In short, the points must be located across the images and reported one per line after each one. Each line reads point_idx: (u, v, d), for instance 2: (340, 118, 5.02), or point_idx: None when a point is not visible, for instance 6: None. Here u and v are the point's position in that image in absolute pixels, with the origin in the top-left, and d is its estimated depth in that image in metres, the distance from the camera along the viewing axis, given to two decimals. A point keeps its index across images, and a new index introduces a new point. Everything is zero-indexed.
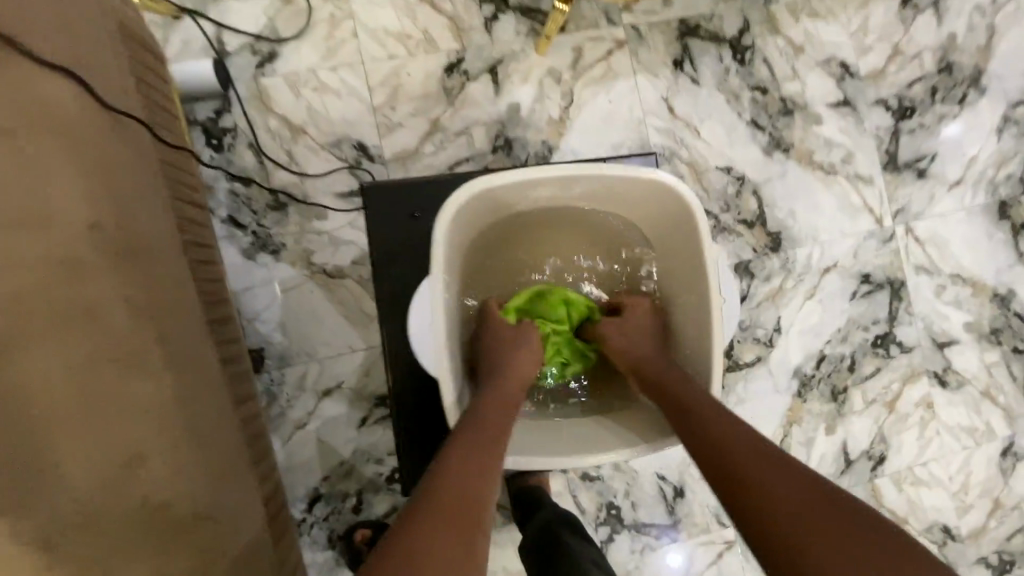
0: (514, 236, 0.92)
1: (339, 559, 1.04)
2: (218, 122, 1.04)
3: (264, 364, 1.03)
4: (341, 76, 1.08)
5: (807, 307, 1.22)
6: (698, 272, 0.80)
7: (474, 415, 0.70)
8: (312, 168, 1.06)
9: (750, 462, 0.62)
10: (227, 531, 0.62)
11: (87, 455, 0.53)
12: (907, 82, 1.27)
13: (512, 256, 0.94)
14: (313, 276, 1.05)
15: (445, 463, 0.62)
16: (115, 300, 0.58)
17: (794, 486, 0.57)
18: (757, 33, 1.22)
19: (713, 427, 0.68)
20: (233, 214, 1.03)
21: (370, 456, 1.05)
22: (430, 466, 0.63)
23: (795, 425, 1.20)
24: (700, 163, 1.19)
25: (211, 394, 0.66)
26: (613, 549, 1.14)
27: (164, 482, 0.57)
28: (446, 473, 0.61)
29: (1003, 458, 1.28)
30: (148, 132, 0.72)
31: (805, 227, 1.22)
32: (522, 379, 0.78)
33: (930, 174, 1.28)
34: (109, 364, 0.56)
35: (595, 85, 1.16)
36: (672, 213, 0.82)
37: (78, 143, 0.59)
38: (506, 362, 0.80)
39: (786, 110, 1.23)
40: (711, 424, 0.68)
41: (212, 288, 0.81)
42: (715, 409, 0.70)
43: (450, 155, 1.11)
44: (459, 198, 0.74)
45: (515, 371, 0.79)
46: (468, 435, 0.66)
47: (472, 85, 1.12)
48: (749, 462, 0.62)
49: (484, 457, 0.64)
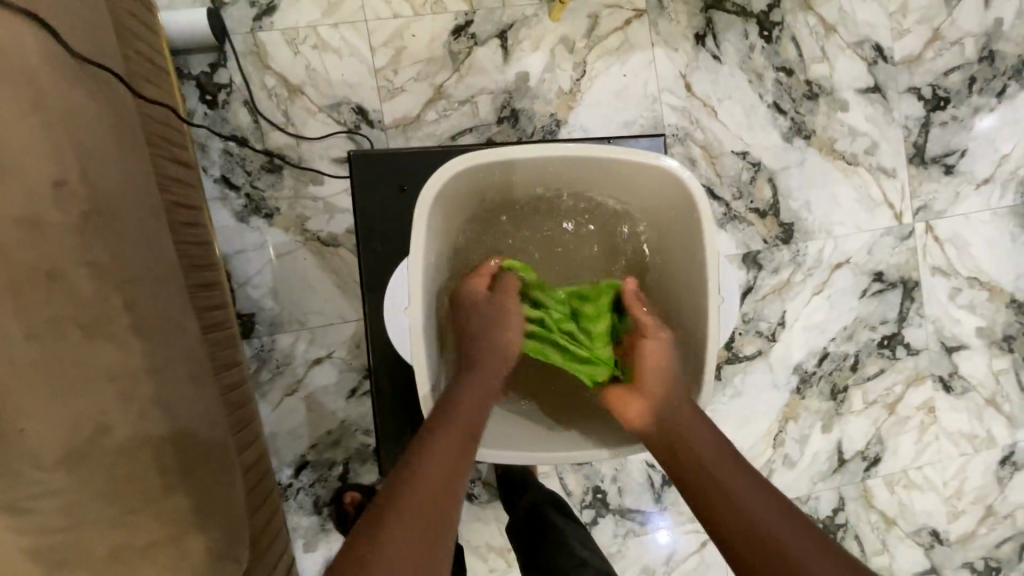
0: (511, 224, 0.86)
1: (324, 525, 1.04)
2: (213, 77, 1.00)
3: (255, 329, 1.02)
4: (343, 34, 1.03)
5: (814, 302, 1.18)
6: (698, 266, 0.76)
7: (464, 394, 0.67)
8: (309, 131, 1.03)
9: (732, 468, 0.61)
10: (194, 493, 0.63)
11: (51, 417, 0.56)
12: (944, 70, 1.20)
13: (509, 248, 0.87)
14: (306, 243, 1.03)
15: (417, 464, 0.57)
16: (78, 263, 0.57)
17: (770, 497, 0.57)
18: (788, 8, 1.14)
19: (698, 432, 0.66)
20: (226, 174, 1.00)
21: (358, 427, 1.05)
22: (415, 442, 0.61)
23: (791, 420, 1.18)
24: (715, 146, 1.14)
25: (184, 360, 0.66)
26: (597, 531, 1.14)
27: (126, 448, 0.59)
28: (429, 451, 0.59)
29: (1001, 467, 1.26)
30: (126, 86, 0.69)
31: (819, 219, 1.17)
32: (492, 362, 0.73)
33: (958, 171, 1.21)
34: (71, 330, 0.57)
35: (610, 57, 1.10)
36: (674, 202, 0.77)
37: (46, 96, 0.57)
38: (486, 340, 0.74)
39: (811, 94, 1.16)
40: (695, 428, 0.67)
41: (196, 252, 0.80)
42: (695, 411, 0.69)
43: (452, 124, 1.06)
44: (446, 172, 0.72)
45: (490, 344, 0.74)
46: (439, 430, 0.62)
47: (479, 50, 1.06)
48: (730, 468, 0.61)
49: (455, 455, 0.60)
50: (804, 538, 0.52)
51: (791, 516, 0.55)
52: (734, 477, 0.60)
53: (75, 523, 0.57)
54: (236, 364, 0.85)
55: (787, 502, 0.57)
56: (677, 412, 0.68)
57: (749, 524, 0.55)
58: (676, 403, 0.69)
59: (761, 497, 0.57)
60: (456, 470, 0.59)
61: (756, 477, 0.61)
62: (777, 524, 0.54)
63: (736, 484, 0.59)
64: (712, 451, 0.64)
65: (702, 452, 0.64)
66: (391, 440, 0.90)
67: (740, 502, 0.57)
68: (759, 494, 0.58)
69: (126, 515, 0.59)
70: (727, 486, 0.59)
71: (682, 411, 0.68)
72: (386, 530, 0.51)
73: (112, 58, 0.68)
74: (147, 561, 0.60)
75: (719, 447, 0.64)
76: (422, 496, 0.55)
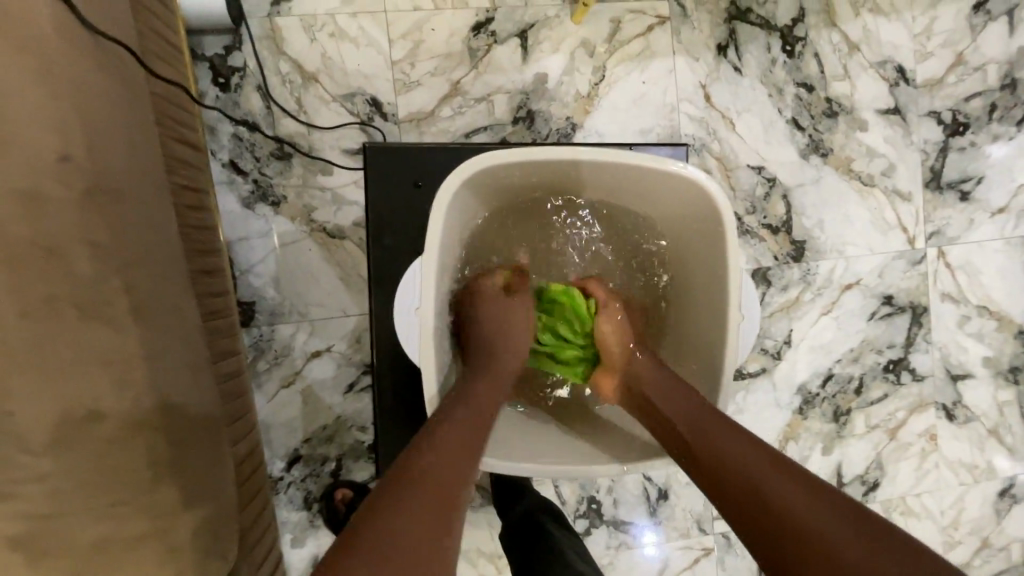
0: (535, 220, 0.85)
1: (313, 520, 1.03)
2: (227, 60, 0.98)
3: (254, 318, 1.00)
4: (361, 24, 1.01)
5: (822, 322, 1.16)
6: (717, 277, 0.75)
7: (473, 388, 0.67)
8: (322, 120, 1.01)
9: (753, 462, 0.59)
10: (184, 485, 0.61)
11: (42, 399, 0.54)
12: (966, 96, 1.18)
13: (532, 244, 0.86)
14: (312, 233, 1.01)
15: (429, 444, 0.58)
16: (78, 243, 0.55)
17: (792, 489, 0.55)
18: (813, 24, 1.13)
19: (710, 429, 0.64)
20: (235, 159, 0.98)
21: (353, 423, 1.03)
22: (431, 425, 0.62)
23: (791, 441, 1.17)
24: (731, 158, 1.12)
25: (183, 347, 0.64)
26: (590, 542, 1.13)
27: (119, 437, 0.57)
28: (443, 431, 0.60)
29: (1000, 499, 1.25)
30: (139, 63, 0.67)
31: (831, 239, 1.16)
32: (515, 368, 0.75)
33: (973, 199, 1.20)
34: (68, 312, 0.55)
35: (630, 62, 1.08)
36: (699, 214, 0.76)
37: (54, 70, 0.56)
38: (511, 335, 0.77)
39: (830, 111, 1.15)
40: (710, 425, 0.64)
41: (200, 236, 0.78)
42: (712, 413, 0.66)
43: (467, 122, 1.05)
44: (467, 167, 0.70)
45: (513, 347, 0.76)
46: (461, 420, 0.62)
47: (499, 48, 1.05)
48: (752, 462, 0.59)
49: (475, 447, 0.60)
50: (841, 522, 0.51)
51: (825, 502, 0.53)
52: (756, 469, 0.58)
53: (62, 511, 0.56)
54: (234, 353, 0.83)
55: (811, 485, 0.55)
56: (702, 416, 0.65)
57: (782, 521, 0.53)
58: (689, 405, 0.67)
59: (793, 490, 0.55)
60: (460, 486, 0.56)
61: (780, 462, 0.58)
62: (810, 514, 0.52)
63: (764, 479, 0.57)
64: (731, 446, 0.61)
65: (720, 447, 0.61)
66: (388, 440, 0.89)
67: (767, 496, 0.55)
68: (793, 488, 0.55)
69: (114, 507, 0.57)
70: (753, 483, 0.57)
71: (706, 416, 0.65)
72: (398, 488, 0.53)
73: (127, 31, 0.66)
74: (132, 555, 0.59)
75: (736, 439, 0.62)
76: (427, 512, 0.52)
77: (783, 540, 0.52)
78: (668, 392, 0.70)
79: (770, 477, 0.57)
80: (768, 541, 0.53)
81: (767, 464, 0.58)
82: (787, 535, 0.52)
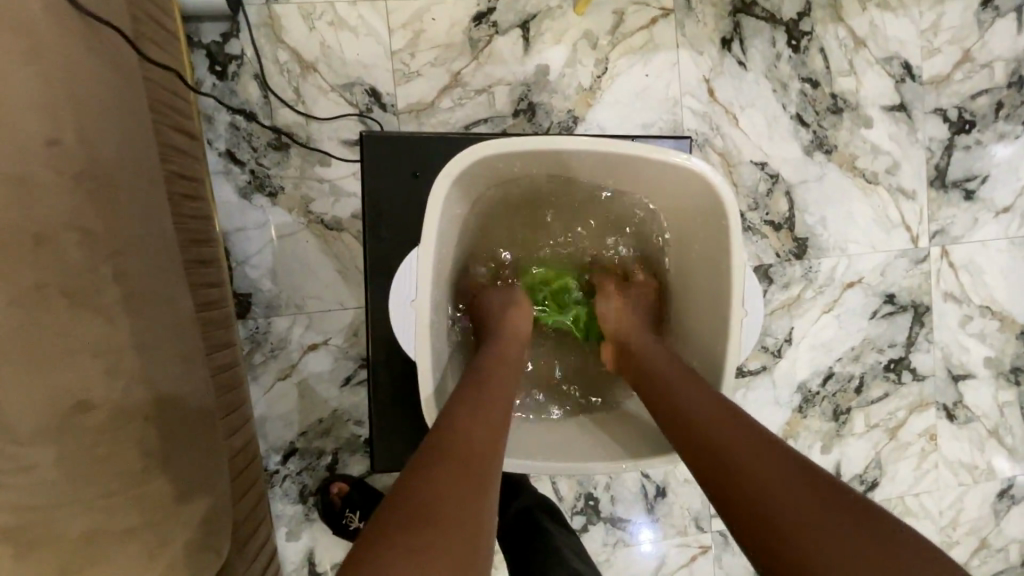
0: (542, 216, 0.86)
1: (309, 514, 1.02)
2: (224, 48, 0.96)
3: (250, 310, 0.99)
4: (361, 12, 1.00)
5: (823, 321, 1.15)
6: (721, 270, 0.73)
7: (477, 376, 0.65)
8: (320, 111, 1.00)
9: (746, 444, 0.55)
10: (177, 477, 0.61)
11: (30, 388, 0.53)
12: (972, 93, 1.17)
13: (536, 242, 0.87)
14: (309, 224, 1.00)
15: (449, 428, 0.56)
16: (69, 230, 0.54)
17: (784, 472, 0.51)
18: (819, 18, 1.11)
19: (709, 413, 0.61)
20: (231, 148, 0.97)
21: (349, 417, 1.03)
22: (442, 413, 0.60)
23: (791, 439, 1.16)
24: (734, 154, 1.11)
25: (175, 337, 0.63)
26: (587, 538, 1.12)
27: (108, 427, 0.56)
28: (455, 417, 0.58)
29: (999, 500, 1.24)
30: (132, 48, 0.66)
31: (834, 236, 1.15)
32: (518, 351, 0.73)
33: (978, 198, 1.19)
34: (58, 301, 0.54)
35: (633, 55, 1.07)
36: (702, 207, 0.75)
37: (45, 53, 0.54)
38: (508, 317, 0.76)
39: (835, 108, 1.13)
40: (710, 409, 0.61)
41: (194, 225, 0.77)
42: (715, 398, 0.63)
43: (467, 114, 1.03)
44: (467, 156, 0.68)
45: (511, 326, 0.75)
46: (466, 405, 0.60)
47: (500, 39, 1.03)
48: (745, 444, 0.55)
49: (489, 431, 0.58)
50: (830, 513, 0.46)
51: (816, 489, 0.49)
52: (745, 449, 0.55)
53: (49, 503, 0.55)
54: (229, 345, 0.82)
55: (804, 470, 0.51)
56: (698, 402, 0.63)
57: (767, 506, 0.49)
58: (690, 391, 0.65)
59: (785, 473, 0.51)
60: (473, 460, 0.53)
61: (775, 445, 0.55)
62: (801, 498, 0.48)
63: (757, 458, 0.53)
64: (727, 427, 0.58)
65: (716, 427, 0.59)
66: (385, 435, 0.88)
67: (755, 479, 0.52)
68: (783, 471, 0.51)
69: (104, 499, 0.56)
70: (743, 465, 0.53)
71: (703, 401, 0.63)
72: (414, 472, 0.51)
73: (120, 14, 0.64)
74: (121, 548, 0.58)
75: (730, 420, 0.59)
76: (442, 506, 0.48)
77: (763, 523, 0.48)
78: (674, 379, 0.67)
79: (762, 460, 0.53)
80: (748, 520, 0.50)
81: (760, 448, 0.54)
82: (772, 517, 0.48)
